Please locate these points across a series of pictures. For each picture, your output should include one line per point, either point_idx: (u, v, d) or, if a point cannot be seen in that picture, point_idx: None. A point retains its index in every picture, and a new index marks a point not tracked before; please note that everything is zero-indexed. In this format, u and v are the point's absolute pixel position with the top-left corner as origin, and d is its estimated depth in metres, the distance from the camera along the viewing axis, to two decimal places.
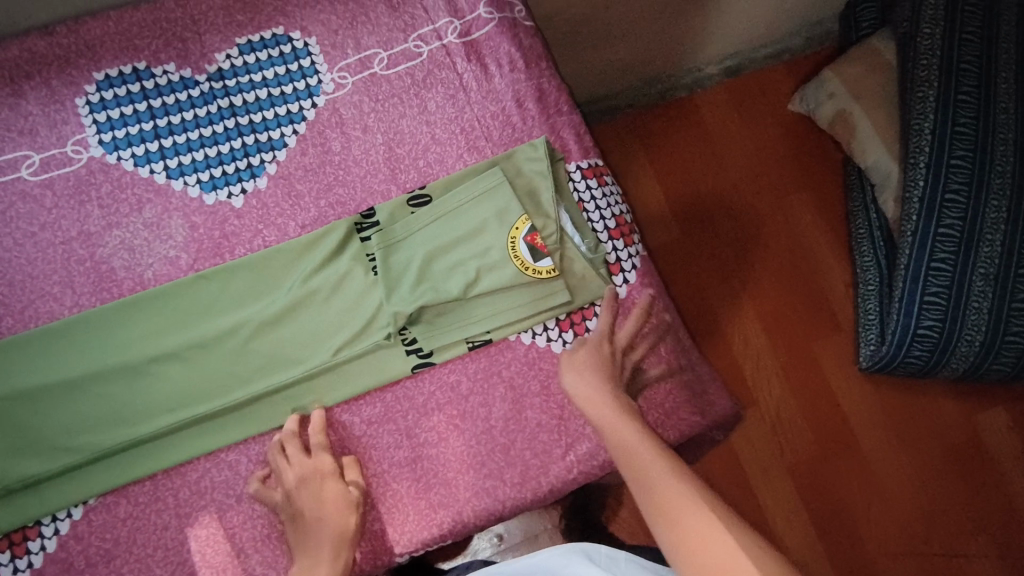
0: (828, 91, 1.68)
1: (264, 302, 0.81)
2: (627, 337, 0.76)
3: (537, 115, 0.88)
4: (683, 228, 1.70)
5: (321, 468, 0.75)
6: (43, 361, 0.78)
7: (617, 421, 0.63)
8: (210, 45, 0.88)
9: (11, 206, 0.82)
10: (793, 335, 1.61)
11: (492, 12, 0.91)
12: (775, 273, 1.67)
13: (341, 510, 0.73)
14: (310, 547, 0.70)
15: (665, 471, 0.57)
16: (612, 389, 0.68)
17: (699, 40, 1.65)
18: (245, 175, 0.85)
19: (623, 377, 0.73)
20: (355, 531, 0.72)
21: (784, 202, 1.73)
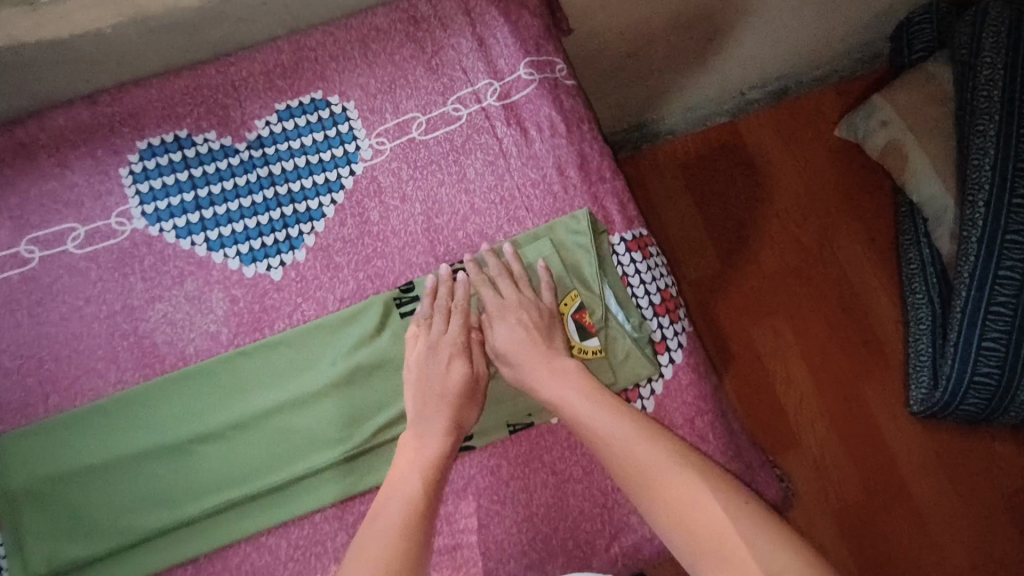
0: (879, 118, 1.54)
1: (302, 382, 0.80)
2: (515, 295, 0.79)
3: (578, 183, 0.85)
4: (723, 260, 1.62)
5: (456, 343, 0.77)
6: (86, 441, 0.78)
7: (576, 406, 0.70)
8: (249, 112, 0.88)
9: (57, 279, 0.83)
10: (839, 373, 1.53)
11: (533, 73, 0.88)
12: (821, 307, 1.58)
13: (462, 388, 0.76)
14: (426, 419, 0.74)
15: (643, 459, 0.62)
16: (544, 365, 0.74)
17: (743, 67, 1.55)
18: (284, 246, 0.84)
19: (535, 335, 0.76)
20: (470, 411, 0.76)
21: (830, 239, 1.61)
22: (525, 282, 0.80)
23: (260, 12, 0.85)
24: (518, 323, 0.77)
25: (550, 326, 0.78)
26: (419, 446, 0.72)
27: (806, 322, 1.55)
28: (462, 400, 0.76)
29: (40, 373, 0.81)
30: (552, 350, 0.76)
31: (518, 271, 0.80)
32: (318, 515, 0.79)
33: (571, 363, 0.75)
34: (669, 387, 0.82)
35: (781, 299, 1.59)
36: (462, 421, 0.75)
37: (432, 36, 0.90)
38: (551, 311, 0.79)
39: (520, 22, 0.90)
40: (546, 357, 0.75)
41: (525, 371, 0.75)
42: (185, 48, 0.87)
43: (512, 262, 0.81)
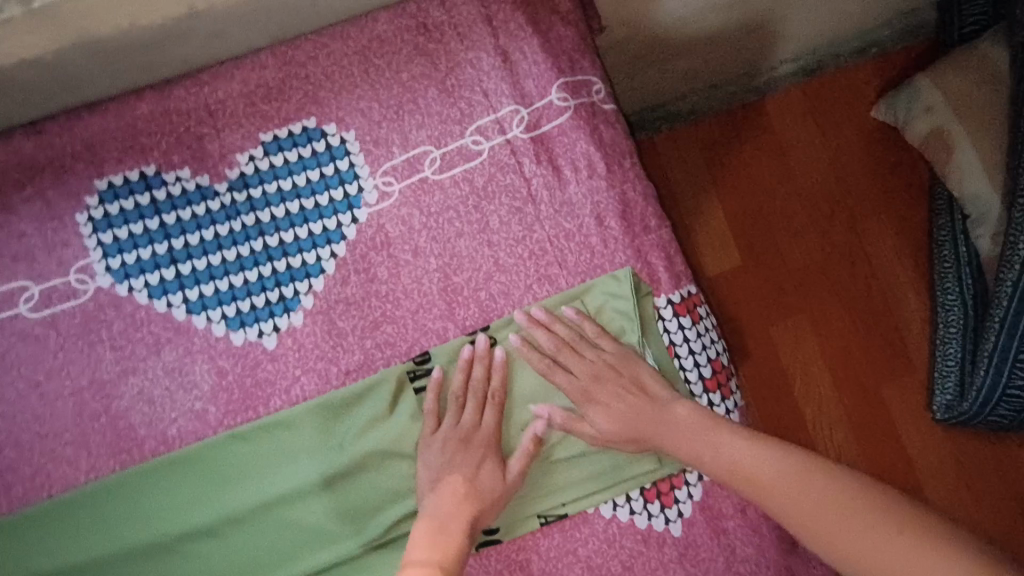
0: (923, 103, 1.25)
1: (303, 470, 0.70)
2: (585, 367, 0.71)
3: (620, 235, 0.73)
4: (747, 251, 1.36)
5: (469, 438, 0.70)
6: (60, 539, 0.69)
7: (699, 447, 0.67)
8: (229, 144, 0.73)
9: (10, 348, 0.71)
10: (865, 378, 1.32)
11: (566, 97, 0.75)
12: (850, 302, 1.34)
13: (480, 492, 0.69)
14: (437, 532, 0.66)
15: (786, 481, 0.62)
16: (655, 419, 0.69)
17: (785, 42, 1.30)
18: (277, 309, 0.72)
19: (636, 400, 0.70)
20: (489, 514, 0.69)
21: (866, 222, 1.36)
22: (582, 344, 0.72)
23: (237, 24, 0.70)
24: (613, 397, 0.70)
25: (635, 373, 0.71)
26: (422, 566, 0.62)
27: (835, 321, 1.33)
28: (487, 505, 0.69)
29: None
30: (654, 399, 0.70)
31: (570, 338, 0.72)
32: None
33: (680, 406, 0.69)
34: None
35: (811, 292, 1.34)
36: (473, 525, 0.67)
37: (446, 49, 0.75)
38: (625, 357, 0.71)
39: (551, 35, 0.76)
40: (656, 414, 0.69)
41: (644, 437, 0.70)
42: (147, 67, 0.71)
43: (563, 336, 0.72)
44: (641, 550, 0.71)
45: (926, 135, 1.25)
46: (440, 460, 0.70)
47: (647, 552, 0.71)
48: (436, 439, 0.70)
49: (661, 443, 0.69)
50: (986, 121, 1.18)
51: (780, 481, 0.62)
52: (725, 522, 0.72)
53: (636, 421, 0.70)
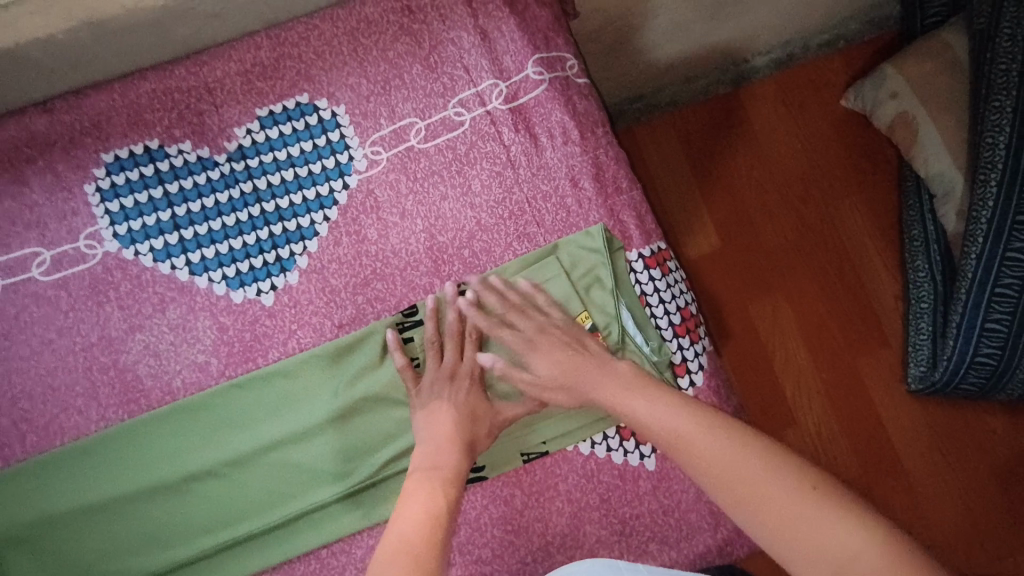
0: (887, 90, 1.31)
1: (300, 417, 0.75)
2: (530, 323, 0.75)
3: (594, 196, 0.80)
4: (724, 231, 1.42)
5: (452, 375, 0.74)
6: (74, 483, 0.73)
7: (635, 405, 0.67)
8: (228, 118, 0.79)
9: (23, 309, 0.76)
10: (840, 348, 1.37)
11: (542, 72, 0.81)
12: (823, 277, 1.40)
13: (472, 416, 0.72)
14: (435, 452, 0.69)
15: (707, 435, 0.60)
16: (590, 374, 0.71)
17: (756, 33, 1.35)
18: (274, 269, 0.78)
19: (575, 352, 0.73)
20: (484, 437, 0.73)
21: (835, 202, 1.42)
22: (531, 307, 0.76)
23: (234, 7, 0.76)
24: (556, 350, 0.73)
25: (576, 337, 0.74)
26: (422, 481, 0.65)
27: (806, 295, 1.39)
28: (480, 428, 0.73)
29: (15, 412, 0.75)
30: (594, 359, 0.72)
31: (524, 303, 0.76)
32: (326, 549, 0.75)
33: (615, 363, 0.72)
34: None
35: (782, 268, 1.40)
36: (470, 443, 0.71)
37: (429, 29, 0.81)
38: (568, 322, 0.75)
39: (528, 14, 0.82)
40: (591, 368, 0.72)
41: (580, 391, 0.72)
42: (151, 48, 0.77)
43: (522, 303, 0.76)
44: (617, 484, 0.77)
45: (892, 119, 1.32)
46: (429, 397, 0.74)
47: (622, 485, 0.77)
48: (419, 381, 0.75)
49: (594, 395, 0.71)
50: (946, 105, 1.24)
51: (695, 437, 0.60)
52: None
53: (572, 373, 0.72)
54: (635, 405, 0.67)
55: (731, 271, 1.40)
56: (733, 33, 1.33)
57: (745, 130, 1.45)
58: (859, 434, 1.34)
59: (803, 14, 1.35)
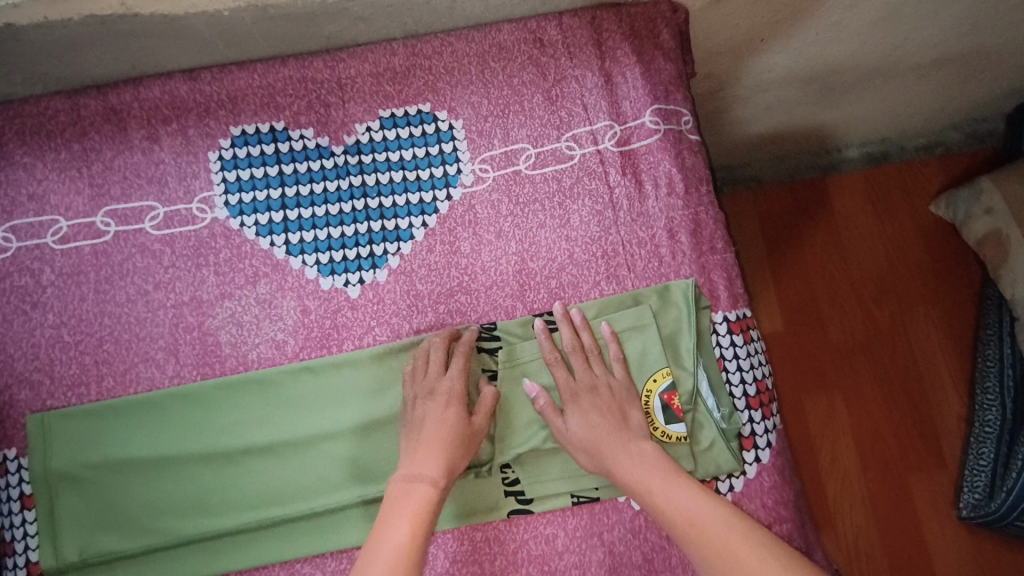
0: (983, 203, 1.28)
1: (362, 410, 0.76)
2: (588, 375, 0.75)
3: (688, 250, 0.80)
4: (793, 314, 1.39)
5: (455, 389, 0.73)
6: (136, 432, 0.74)
7: (649, 480, 0.68)
8: (352, 115, 0.83)
9: (129, 257, 0.79)
10: (896, 456, 1.31)
11: (658, 122, 0.83)
12: (889, 379, 1.35)
13: (462, 433, 0.72)
14: (418, 456, 0.70)
15: (715, 519, 0.62)
16: (615, 441, 0.71)
17: (857, 124, 1.35)
18: (366, 263, 0.80)
19: (613, 420, 0.73)
20: (461, 458, 0.71)
21: (913, 305, 1.39)
22: (595, 357, 0.76)
23: (381, 13, 0.80)
24: (596, 407, 0.73)
25: (624, 405, 0.74)
26: (410, 489, 0.68)
27: (869, 395, 1.34)
28: (461, 450, 0.71)
29: (97, 352, 0.77)
30: (628, 429, 0.73)
31: (594, 353, 0.76)
32: (359, 551, 0.74)
33: (645, 442, 0.72)
34: (750, 486, 0.75)
35: (848, 363, 1.36)
36: (455, 457, 0.71)
37: (557, 64, 0.84)
38: (624, 388, 0.75)
39: (654, 64, 0.85)
40: (621, 433, 0.72)
41: (600, 453, 0.71)
42: (296, 38, 0.82)
43: (593, 353, 0.76)
44: (663, 544, 0.74)
45: (982, 234, 1.28)
46: (415, 411, 0.73)
47: (668, 547, 0.74)
48: (428, 387, 0.73)
49: (613, 459, 0.70)
50: None
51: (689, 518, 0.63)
52: None
53: (594, 437, 0.72)
54: (649, 478, 0.68)
55: (794, 354, 1.37)
56: (836, 120, 1.33)
57: (831, 216, 1.42)
58: (901, 552, 1.27)
59: (908, 114, 1.35)
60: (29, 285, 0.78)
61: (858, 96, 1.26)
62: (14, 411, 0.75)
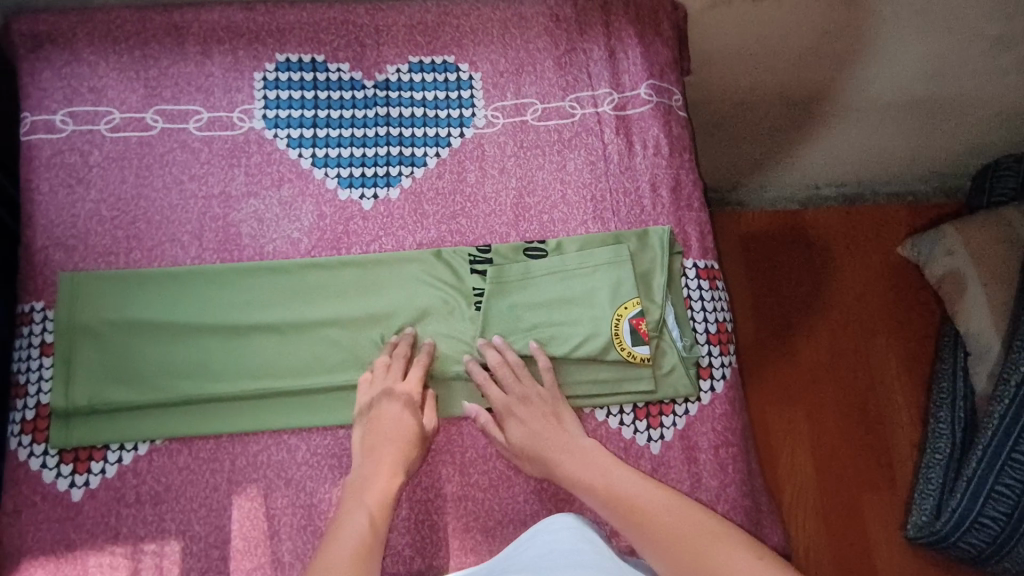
0: (947, 246, 1.39)
1: (363, 305, 0.84)
2: (519, 389, 0.81)
3: (667, 204, 0.90)
4: (767, 320, 1.47)
5: (412, 395, 0.79)
6: (154, 300, 0.82)
7: (591, 475, 0.74)
8: (384, 57, 0.94)
9: (170, 151, 0.88)
10: (849, 462, 1.38)
11: (651, 96, 0.95)
12: (847, 390, 1.43)
13: (417, 436, 0.77)
14: (379, 456, 0.74)
15: (658, 502, 0.68)
16: (552, 442, 0.77)
17: (838, 164, 1.46)
18: (381, 181, 0.89)
19: (548, 425, 0.79)
20: (415, 458, 0.76)
21: (874, 325, 1.48)
22: (524, 371, 0.82)
23: None
24: (531, 417, 0.79)
25: (556, 406, 0.80)
26: (369, 481, 0.72)
27: (829, 403, 1.42)
28: (414, 450, 0.76)
29: (129, 229, 0.85)
30: (564, 430, 0.78)
31: (522, 368, 0.82)
32: (344, 430, 0.81)
33: (585, 439, 0.77)
34: (703, 412, 0.83)
35: (813, 371, 1.44)
36: (414, 458, 0.76)
37: (568, 37, 0.97)
38: (555, 394, 0.81)
39: (652, 48, 0.98)
40: (555, 428, 0.78)
41: (543, 459, 0.77)
42: None
43: (521, 369, 0.82)
44: (620, 454, 0.81)
45: (942, 275, 1.40)
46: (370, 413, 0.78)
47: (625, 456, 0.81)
48: (387, 389, 0.79)
49: (559, 464, 0.76)
50: (997, 274, 1.31)
51: (633, 501, 0.69)
52: (699, 453, 0.81)
53: (537, 444, 0.77)
54: (596, 476, 0.73)
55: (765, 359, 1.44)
56: (818, 154, 1.43)
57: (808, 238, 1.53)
58: (849, 554, 1.32)
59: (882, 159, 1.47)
60: (77, 163, 0.86)
61: (838, 131, 1.38)
62: (47, 270, 0.82)
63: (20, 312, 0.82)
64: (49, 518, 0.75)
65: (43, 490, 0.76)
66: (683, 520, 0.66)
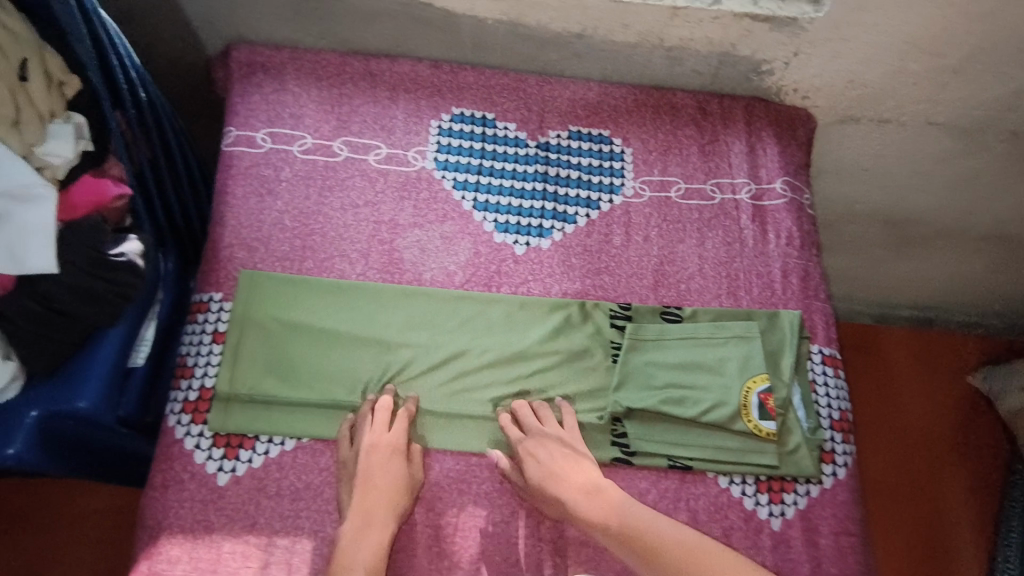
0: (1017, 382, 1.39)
1: (505, 341, 0.90)
2: (537, 430, 0.84)
3: (797, 291, 0.95)
4: (874, 426, 1.48)
5: (396, 446, 0.81)
6: (319, 306, 0.88)
7: (605, 513, 0.77)
8: (547, 123, 1.04)
9: (350, 178, 0.97)
10: None
11: (786, 191, 1.02)
12: (950, 509, 1.42)
13: (405, 487, 0.80)
14: (369, 507, 0.77)
15: (670, 544, 0.73)
16: (570, 482, 0.80)
17: (928, 287, 1.50)
18: (534, 231, 0.96)
19: (564, 464, 0.81)
20: (403, 506, 0.79)
21: (966, 445, 1.48)
22: (547, 417, 0.86)
23: (595, 54, 1.02)
24: (549, 455, 0.81)
25: (574, 446, 0.84)
26: (360, 530, 0.75)
27: (933, 520, 1.40)
28: (399, 499, 0.79)
29: (306, 240, 0.93)
30: (582, 471, 0.81)
31: (544, 411, 0.86)
32: (476, 458, 0.85)
33: (598, 478, 0.81)
34: (824, 495, 0.85)
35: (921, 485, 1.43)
36: (400, 511, 0.79)
37: (714, 129, 1.06)
38: (573, 437, 0.85)
39: (789, 149, 1.06)
40: (575, 468, 0.81)
41: (555, 496, 0.79)
42: (522, 57, 1.04)
43: (546, 414, 0.86)
44: (742, 525, 0.82)
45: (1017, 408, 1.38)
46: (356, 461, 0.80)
47: (746, 527, 0.82)
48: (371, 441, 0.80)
49: (575, 503, 0.78)
50: None
51: (646, 537, 0.74)
52: (818, 537, 0.82)
53: (548, 481, 0.79)
54: (612, 518, 0.77)
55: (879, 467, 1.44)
56: (912, 273, 1.46)
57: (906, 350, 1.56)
58: None
59: (969, 290, 1.50)
60: (269, 177, 0.96)
61: (932, 259, 1.42)
62: (230, 266, 0.90)
63: (199, 300, 0.89)
64: (193, 497, 0.79)
65: (193, 470, 0.80)
66: (695, 553, 0.71)
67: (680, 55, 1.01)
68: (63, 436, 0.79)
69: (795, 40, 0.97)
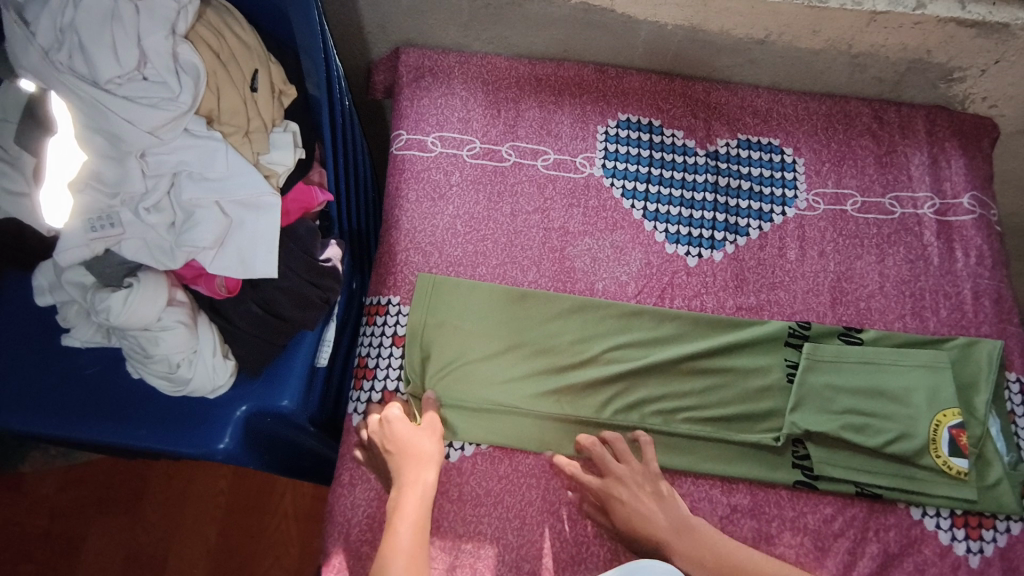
0: None
1: (679, 353, 0.87)
2: (607, 470, 0.80)
3: (990, 315, 0.91)
4: None
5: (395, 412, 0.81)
6: (493, 313, 0.89)
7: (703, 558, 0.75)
8: (715, 131, 1.01)
9: (520, 183, 0.97)
10: None
11: (974, 206, 0.97)
12: None
13: (419, 438, 0.79)
14: (398, 466, 0.77)
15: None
16: (659, 523, 0.77)
17: None
18: (706, 243, 0.94)
19: (646, 504, 0.78)
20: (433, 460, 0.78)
21: None
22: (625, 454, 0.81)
23: (772, 60, 0.99)
24: (631, 498, 0.78)
25: (658, 482, 0.80)
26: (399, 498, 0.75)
27: None
28: (424, 456, 0.78)
29: (479, 246, 0.93)
30: (668, 509, 0.78)
31: (619, 446, 0.82)
32: None
33: (686, 515, 0.78)
34: None
35: None
36: (434, 462, 0.78)
37: (891, 138, 1.01)
38: (651, 470, 0.80)
39: (975, 160, 1.00)
40: (660, 509, 0.78)
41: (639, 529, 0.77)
42: (692, 63, 1.02)
43: (610, 439, 0.82)
44: (937, 559, 0.80)
45: None
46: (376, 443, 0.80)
47: (941, 562, 0.80)
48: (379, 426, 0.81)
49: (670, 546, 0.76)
50: None
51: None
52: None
53: (629, 521, 0.77)
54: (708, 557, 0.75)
55: None
56: None
57: None
58: None
59: None
60: (441, 181, 0.96)
61: None
62: (407, 269, 0.91)
63: (376, 303, 0.90)
64: (381, 497, 0.81)
65: None
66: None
67: (865, 61, 0.97)
68: (259, 433, 0.82)
69: (1001, 47, 0.92)
